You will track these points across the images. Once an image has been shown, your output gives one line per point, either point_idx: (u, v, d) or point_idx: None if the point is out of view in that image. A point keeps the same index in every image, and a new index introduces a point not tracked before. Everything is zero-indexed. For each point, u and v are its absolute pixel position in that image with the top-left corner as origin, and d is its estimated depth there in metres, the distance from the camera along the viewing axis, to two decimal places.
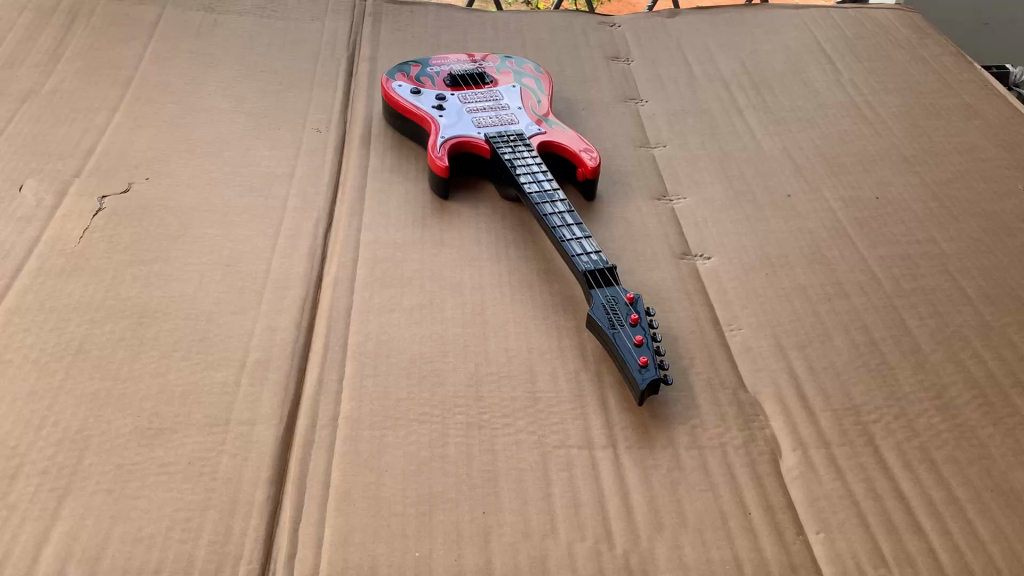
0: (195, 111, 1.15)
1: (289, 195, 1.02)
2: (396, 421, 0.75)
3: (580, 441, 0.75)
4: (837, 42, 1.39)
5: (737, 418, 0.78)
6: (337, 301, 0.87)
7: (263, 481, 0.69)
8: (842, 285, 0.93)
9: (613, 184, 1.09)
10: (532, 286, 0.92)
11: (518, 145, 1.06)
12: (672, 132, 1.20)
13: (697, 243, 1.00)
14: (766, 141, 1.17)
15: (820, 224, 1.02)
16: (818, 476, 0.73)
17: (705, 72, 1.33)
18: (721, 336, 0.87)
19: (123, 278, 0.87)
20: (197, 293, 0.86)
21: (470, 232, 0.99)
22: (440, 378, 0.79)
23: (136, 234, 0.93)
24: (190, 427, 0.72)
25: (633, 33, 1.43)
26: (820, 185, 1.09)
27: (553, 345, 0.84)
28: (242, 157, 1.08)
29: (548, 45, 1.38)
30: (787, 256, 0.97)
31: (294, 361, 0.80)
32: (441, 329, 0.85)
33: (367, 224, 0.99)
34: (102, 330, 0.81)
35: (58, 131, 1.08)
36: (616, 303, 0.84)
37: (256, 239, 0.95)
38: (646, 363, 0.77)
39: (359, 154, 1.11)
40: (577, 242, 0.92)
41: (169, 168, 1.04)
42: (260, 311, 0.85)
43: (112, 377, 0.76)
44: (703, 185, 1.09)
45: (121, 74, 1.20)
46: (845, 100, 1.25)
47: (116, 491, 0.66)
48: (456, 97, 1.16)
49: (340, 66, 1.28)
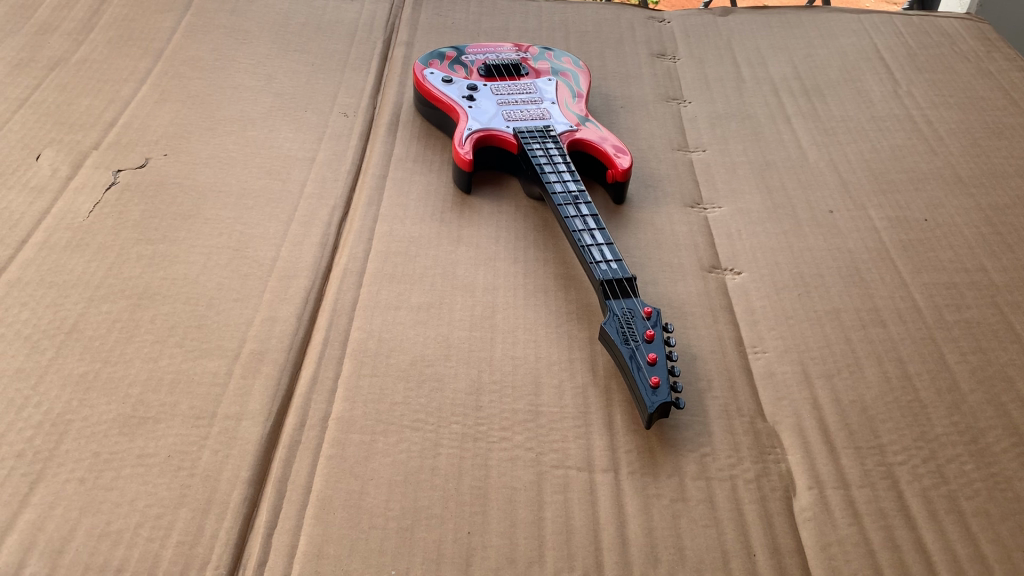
0: (223, 88, 1.12)
1: (307, 181, 0.99)
2: (388, 426, 0.71)
3: (580, 462, 0.70)
4: (898, 50, 1.32)
5: (752, 449, 0.73)
6: (343, 295, 0.84)
7: (242, 481, 0.66)
8: (880, 312, 0.87)
9: (645, 189, 1.04)
10: (548, 291, 0.88)
11: (548, 142, 1.01)
12: (713, 136, 1.14)
13: (728, 256, 0.95)
14: (812, 152, 1.11)
15: (861, 244, 0.96)
16: (833, 520, 0.68)
17: (753, 75, 1.26)
18: (744, 359, 0.82)
19: (127, 257, 0.85)
20: (200, 277, 0.84)
21: (490, 230, 0.95)
22: (439, 384, 0.76)
23: (146, 212, 0.91)
24: (175, 417, 0.70)
25: (682, 30, 1.37)
26: (865, 203, 1.02)
27: (562, 356, 0.80)
28: (265, 138, 1.05)
29: (591, 38, 1.33)
30: (822, 277, 0.92)
31: (290, 355, 0.77)
32: (446, 332, 0.81)
33: (384, 215, 0.95)
34: (99, 309, 0.79)
35: (82, 102, 1.06)
36: (633, 317, 0.79)
37: (268, 224, 0.92)
38: (658, 384, 0.73)
39: (384, 141, 1.07)
40: (597, 248, 0.87)
41: (189, 146, 1.01)
42: (262, 300, 0.82)
43: (102, 360, 0.74)
44: (740, 195, 1.04)
45: (153, 45, 1.18)
46: (900, 113, 1.18)
47: (89, 481, 0.64)
48: (488, 87, 1.11)
49: (374, 49, 1.25)
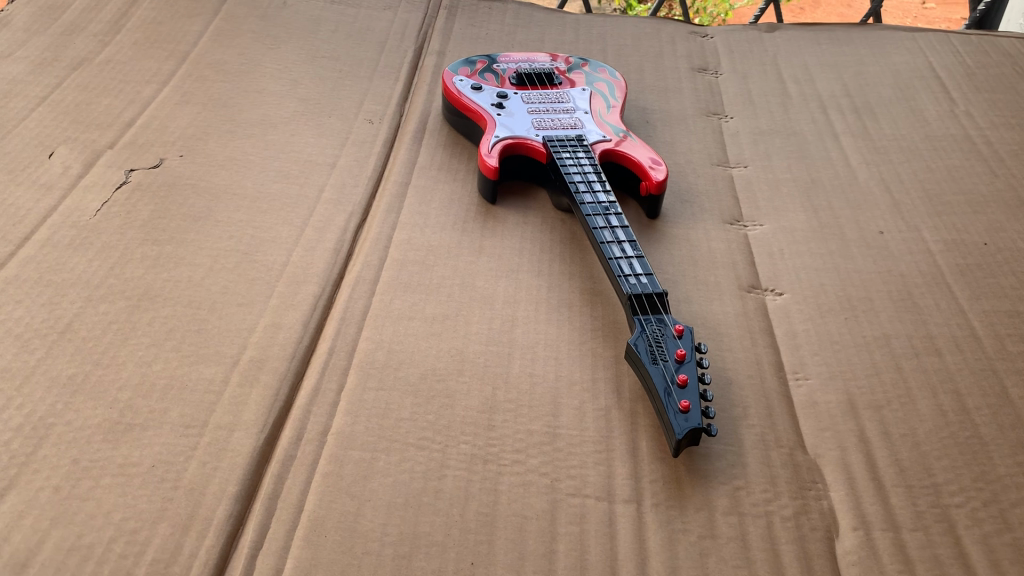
0: (247, 92, 1.09)
1: (325, 186, 0.95)
2: (391, 443, 0.66)
3: (599, 491, 0.64)
4: (955, 68, 1.25)
5: (791, 484, 0.66)
6: (353, 303, 0.79)
7: (228, 496, 0.61)
8: (934, 340, 0.80)
9: (682, 204, 0.98)
10: (572, 306, 0.82)
11: (578, 152, 0.96)
12: (755, 152, 1.08)
13: (769, 276, 0.88)
14: (861, 170, 1.04)
15: (914, 267, 0.89)
16: (880, 566, 0.61)
17: (800, 91, 1.20)
18: (783, 385, 0.75)
19: (131, 256, 0.81)
20: (205, 280, 0.79)
21: (514, 242, 0.90)
22: (450, 400, 0.70)
23: (155, 212, 0.87)
24: (163, 425, 0.65)
25: (725, 45, 1.31)
26: (918, 224, 0.95)
27: (584, 375, 0.74)
28: (285, 142, 1.01)
29: (630, 52, 1.28)
30: (871, 300, 0.85)
31: (292, 363, 0.72)
32: (461, 346, 0.76)
33: (403, 223, 0.91)
34: (96, 309, 0.75)
35: (101, 102, 1.03)
36: (662, 336, 0.73)
37: (281, 229, 0.87)
38: (688, 408, 0.66)
39: (408, 149, 1.03)
40: (626, 261, 0.81)
41: (206, 147, 0.98)
42: (267, 306, 0.77)
43: (93, 362, 0.69)
44: (783, 213, 0.97)
45: (179, 48, 1.15)
46: (956, 133, 1.11)
47: (65, 489, 0.59)
48: (519, 95, 1.06)
49: (405, 57, 1.21)
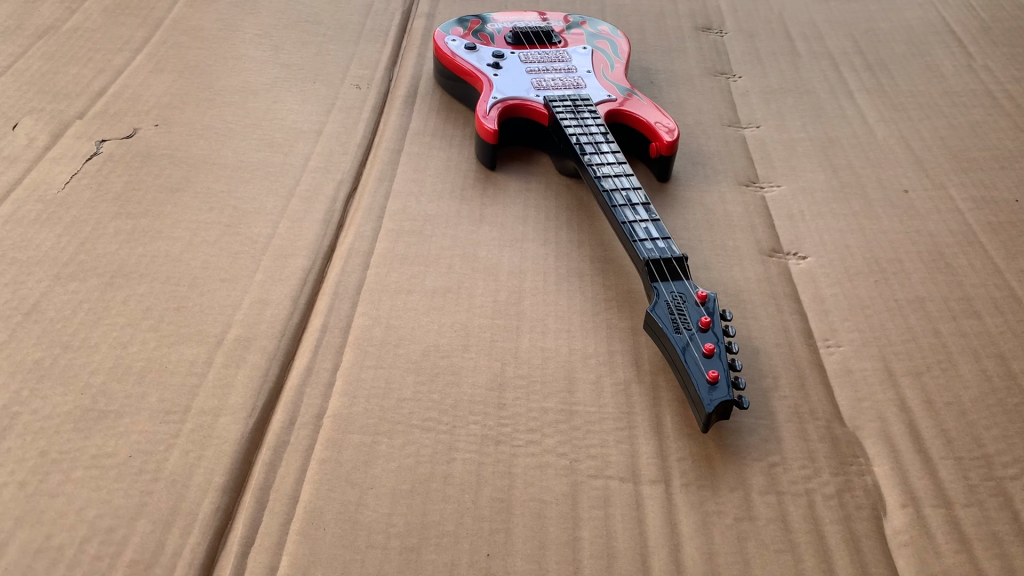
0: (226, 59, 1.02)
1: (313, 154, 0.88)
2: (393, 426, 0.60)
3: (623, 472, 0.58)
4: (970, 23, 1.19)
5: (831, 459, 0.61)
6: (346, 277, 0.73)
7: (214, 488, 0.54)
8: (972, 302, 0.75)
9: (693, 166, 0.92)
10: (583, 276, 0.76)
11: (583, 112, 0.90)
12: (767, 112, 1.02)
13: (791, 239, 0.82)
14: (879, 128, 0.99)
15: (944, 227, 0.84)
16: (934, 546, 0.55)
17: (810, 49, 1.14)
18: (814, 354, 0.70)
19: (103, 231, 0.74)
20: (185, 255, 0.73)
21: (517, 209, 0.84)
22: (455, 378, 0.64)
23: (129, 184, 0.80)
24: (141, 412, 0.59)
25: (729, 4, 1.25)
26: (944, 181, 0.90)
27: (600, 348, 0.68)
28: (268, 109, 0.94)
29: (629, 12, 1.22)
30: (901, 261, 0.79)
31: (281, 342, 0.66)
32: (465, 320, 0.70)
33: (397, 192, 0.84)
34: (65, 288, 0.68)
35: (69, 71, 0.96)
36: (684, 302, 0.67)
37: (266, 199, 0.81)
38: (717, 379, 0.60)
39: (400, 115, 0.96)
40: (641, 225, 0.75)
41: (183, 116, 0.91)
42: (253, 281, 0.71)
43: (62, 345, 0.63)
44: (801, 173, 0.92)
45: (152, 15, 1.08)
46: (977, 88, 1.05)
47: (31, 485, 0.53)
48: (516, 55, 1.00)
49: (393, 20, 1.14)
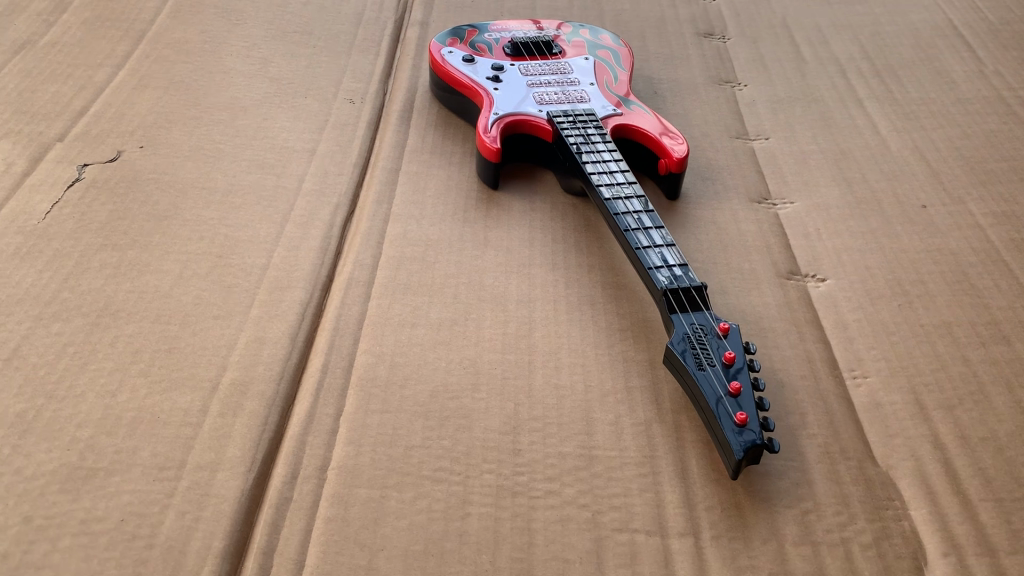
0: (212, 74, 0.98)
1: (306, 175, 0.84)
2: (403, 478, 0.56)
3: (649, 524, 0.55)
4: (978, 26, 1.16)
5: (865, 503, 0.58)
6: (347, 310, 0.69)
7: (213, 555, 0.51)
8: (1000, 326, 0.72)
9: (702, 182, 0.89)
10: (595, 303, 0.72)
11: (588, 127, 0.86)
12: (776, 122, 0.99)
13: (809, 260, 0.79)
14: (892, 139, 0.96)
15: (965, 244, 0.81)
16: None
17: (816, 55, 1.11)
18: (841, 386, 0.66)
19: (87, 265, 0.70)
20: (175, 290, 0.69)
21: (523, 232, 0.80)
22: (467, 421, 0.61)
23: (114, 213, 0.76)
24: (132, 469, 0.55)
25: (730, 8, 1.22)
26: (962, 195, 0.87)
27: (617, 384, 0.65)
28: (258, 127, 0.90)
29: (629, 18, 1.18)
30: (924, 283, 0.76)
31: (280, 385, 0.62)
32: (474, 355, 0.66)
33: (397, 215, 0.81)
34: (47, 330, 0.64)
35: (47, 89, 0.92)
36: (705, 335, 0.64)
37: (259, 226, 0.77)
38: (745, 421, 0.57)
39: (397, 131, 0.92)
40: (655, 251, 0.71)
41: (169, 136, 0.87)
42: (248, 317, 0.67)
43: (46, 395, 0.59)
44: (814, 188, 0.88)
45: (134, 27, 1.04)
46: (989, 95, 1.02)
47: (15, 556, 0.49)
48: (516, 67, 0.96)
49: (385, 30, 1.10)
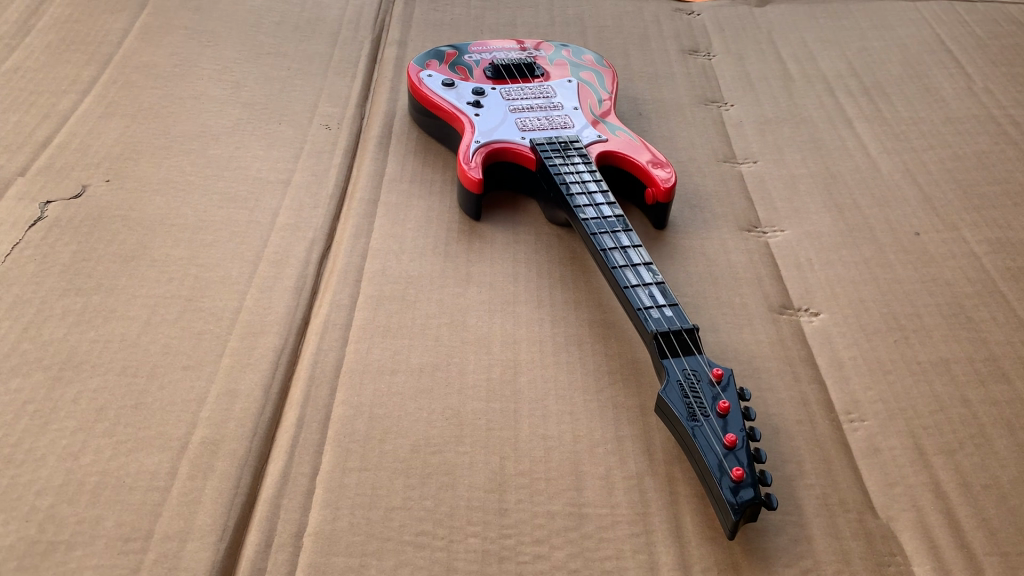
0: (182, 99, 0.94)
1: (281, 208, 0.81)
2: (383, 544, 0.53)
3: None
4: (966, 41, 1.14)
5: (866, 560, 0.55)
6: (323, 356, 0.66)
7: None
8: (999, 363, 0.69)
9: (690, 210, 0.86)
10: (583, 344, 0.70)
11: (572, 155, 0.83)
12: (764, 144, 0.96)
13: (801, 292, 0.77)
14: (882, 161, 0.93)
15: (960, 274, 0.78)
16: None
17: (803, 72, 1.09)
18: (838, 431, 0.64)
19: (49, 313, 0.67)
20: (143, 338, 0.66)
21: (507, 266, 0.78)
22: (450, 479, 0.58)
23: (78, 254, 0.73)
24: (96, 541, 0.52)
25: (715, 23, 1.19)
26: (956, 221, 0.85)
27: (607, 433, 0.62)
28: (230, 157, 0.87)
29: (612, 34, 1.15)
30: (920, 316, 0.74)
31: (253, 443, 0.59)
32: (457, 405, 0.63)
33: (375, 250, 0.77)
34: (6, 386, 0.61)
35: (9, 118, 0.88)
36: (698, 382, 0.61)
37: (230, 264, 0.74)
38: (742, 478, 0.54)
39: (375, 158, 0.89)
40: (644, 290, 0.68)
41: (137, 168, 0.83)
42: (220, 367, 0.64)
43: (3, 459, 0.56)
44: (805, 215, 0.86)
45: (100, 50, 1.00)
46: (979, 114, 1.00)
47: None
48: (497, 91, 0.93)
49: (362, 50, 1.07)
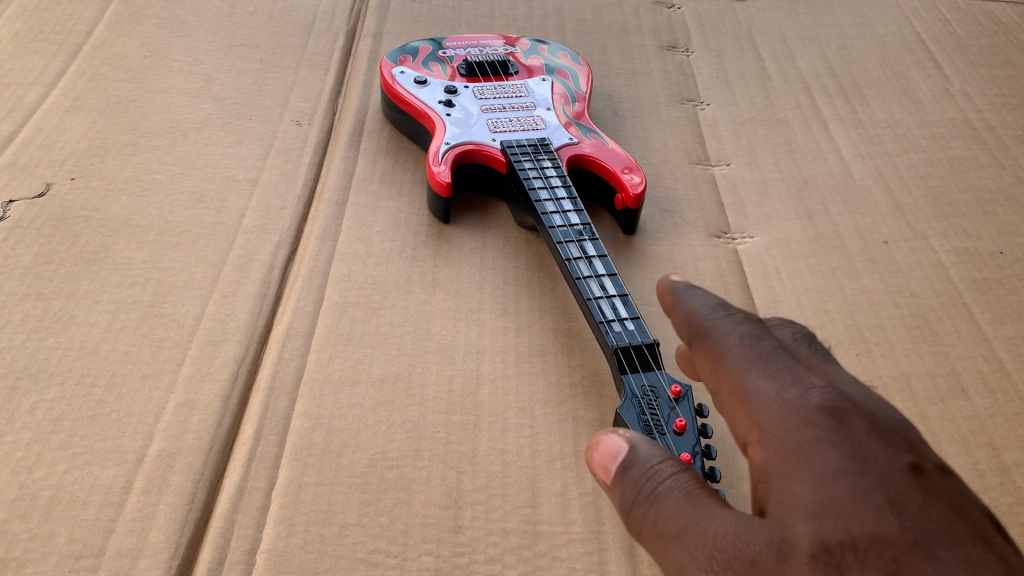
0: (151, 93, 0.93)
1: (248, 209, 0.81)
2: (335, 562, 0.54)
3: None
4: (945, 40, 1.14)
5: None
6: (284, 365, 0.66)
7: None
8: (960, 379, 0.70)
9: (661, 214, 0.86)
10: (546, 354, 0.70)
11: (542, 159, 0.83)
12: (738, 146, 0.96)
13: (767, 303, 0.77)
14: (855, 165, 0.93)
15: (926, 285, 0.79)
16: None
17: (780, 71, 1.08)
18: None
19: (8, 318, 0.66)
20: (102, 346, 0.65)
21: (474, 271, 0.77)
22: (406, 494, 0.58)
23: (39, 257, 0.72)
24: (47, 558, 0.52)
25: (695, 17, 1.18)
26: (924, 229, 0.85)
27: (566, 448, 0.62)
28: (198, 154, 0.86)
29: (591, 28, 1.14)
30: (883, 329, 0.74)
31: (210, 457, 0.59)
32: (417, 416, 0.63)
33: (341, 253, 0.77)
34: None
35: None
36: (656, 398, 0.61)
37: (194, 268, 0.73)
38: None
39: (345, 156, 0.89)
40: (607, 302, 0.68)
41: (102, 165, 0.82)
42: (179, 376, 0.64)
43: None
44: (776, 221, 0.86)
45: (69, 40, 0.99)
46: (955, 117, 1.00)
47: None
48: (470, 90, 0.93)
49: (337, 42, 1.06)
